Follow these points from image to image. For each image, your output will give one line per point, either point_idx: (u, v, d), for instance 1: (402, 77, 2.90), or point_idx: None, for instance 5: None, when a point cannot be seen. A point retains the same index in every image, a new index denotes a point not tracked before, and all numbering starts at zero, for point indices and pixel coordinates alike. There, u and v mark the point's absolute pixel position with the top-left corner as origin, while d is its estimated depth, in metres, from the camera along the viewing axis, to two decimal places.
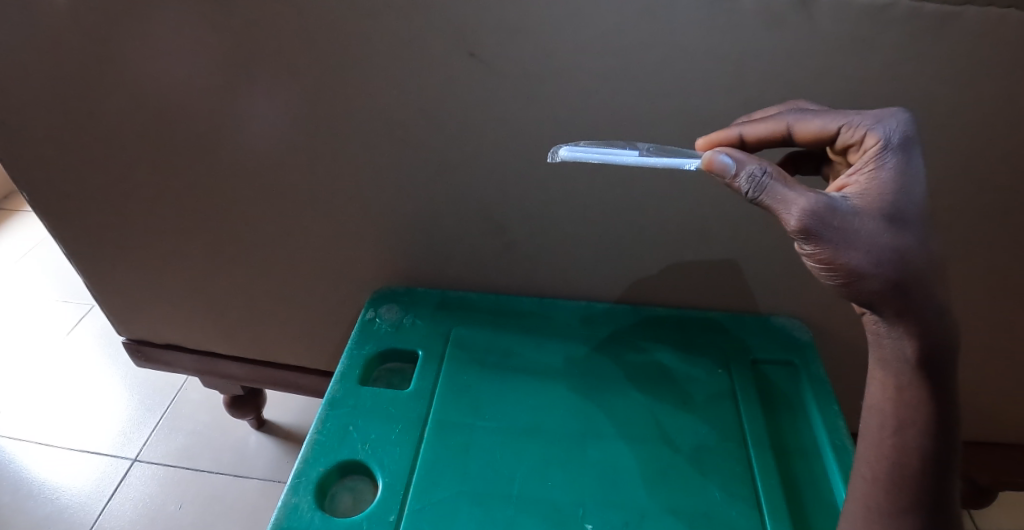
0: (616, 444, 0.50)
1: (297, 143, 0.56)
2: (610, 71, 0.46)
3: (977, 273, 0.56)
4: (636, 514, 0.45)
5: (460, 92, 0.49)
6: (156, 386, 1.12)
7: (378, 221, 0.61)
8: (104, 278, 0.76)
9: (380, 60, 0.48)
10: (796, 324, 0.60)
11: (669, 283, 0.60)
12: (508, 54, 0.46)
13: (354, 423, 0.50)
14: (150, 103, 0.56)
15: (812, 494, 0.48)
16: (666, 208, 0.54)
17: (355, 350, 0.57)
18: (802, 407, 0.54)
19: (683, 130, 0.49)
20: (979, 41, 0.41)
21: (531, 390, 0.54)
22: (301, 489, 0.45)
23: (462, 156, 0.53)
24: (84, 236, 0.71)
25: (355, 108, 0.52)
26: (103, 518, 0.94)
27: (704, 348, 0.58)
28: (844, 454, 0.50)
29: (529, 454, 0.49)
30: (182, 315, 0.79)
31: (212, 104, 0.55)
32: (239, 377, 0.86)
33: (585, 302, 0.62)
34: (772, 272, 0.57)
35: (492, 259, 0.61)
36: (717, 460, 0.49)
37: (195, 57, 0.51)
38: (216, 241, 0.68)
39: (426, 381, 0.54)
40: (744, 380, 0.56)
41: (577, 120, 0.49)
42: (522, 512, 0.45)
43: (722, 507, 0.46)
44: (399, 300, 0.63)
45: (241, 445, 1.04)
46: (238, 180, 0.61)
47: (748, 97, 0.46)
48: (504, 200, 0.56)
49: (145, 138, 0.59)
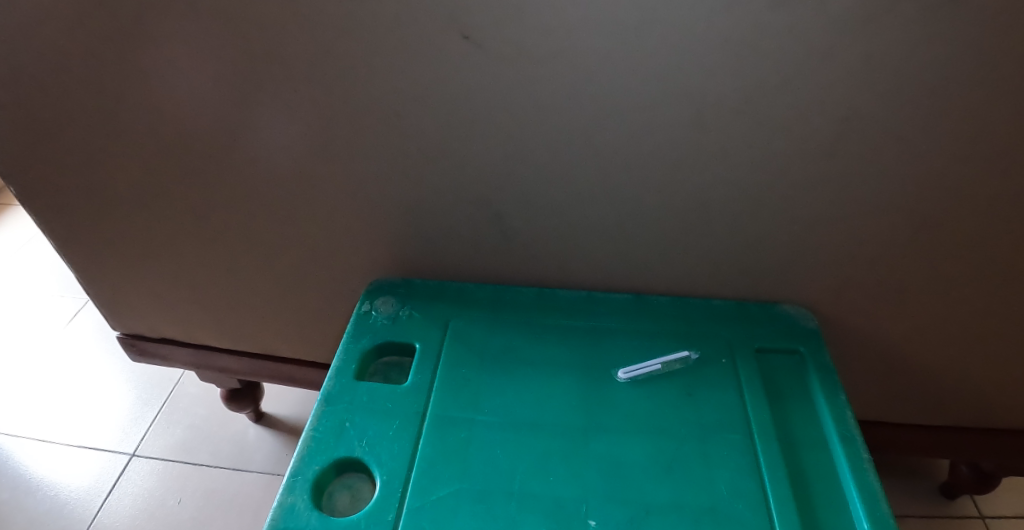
0: (618, 437, 0.48)
1: (288, 133, 0.54)
2: (608, 53, 0.44)
3: (987, 260, 0.54)
4: (641, 510, 0.43)
5: (452, 78, 0.47)
6: (154, 380, 1.12)
7: (371, 211, 0.59)
8: (96, 272, 0.75)
9: (370, 45, 0.47)
10: (801, 312, 0.58)
11: (670, 270, 0.59)
12: (504, 37, 0.44)
13: (351, 419, 0.49)
14: (133, 91, 0.54)
15: (822, 485, 0.46)
16: (665, 195, 0.52)
17: (351, 344, 0.55)
18: (809, 397, 0.52)
19: (683, 115, 0.47)
20: (991, 18, 0.39)
21: (532, 384, 0.52)
22: (297, 488, 0.45)
23: (459, 144, 0.52)
24: (73, 229, 0.69)
25: (344, 96, 0.50)
26: (102, 514, 0.93)
27: (710, 337, 0.56)
28: (852, 446, 0.48)
29: (529, 448, 0.47)
30: (175, 309, 0.77)
31: (197, 93, 0.53)
32: (235, 371, 0.85)
33: (586, 292, 0.60)
34: (774, 258, 0.56)
35: (489, 249, 0.60)
36: (724, 450, 0.47)
37: (180, 47, 0.49)
38: (208, 235, 0.66)
39: (424, 374, 0.52)
40: (748, 368, 0.53)
41: (576, 105, 0.47)
42: (522, 510, 0.43)
43: (729, 499, 0.44)
44: (396, 293, 0.60)
45: (239, 438, 1.03)
46: (226, 170, 0.59)
47: (751, 78, 0.44)
48: (500, 188, 0.54)
49: (131, 129, 0.57)
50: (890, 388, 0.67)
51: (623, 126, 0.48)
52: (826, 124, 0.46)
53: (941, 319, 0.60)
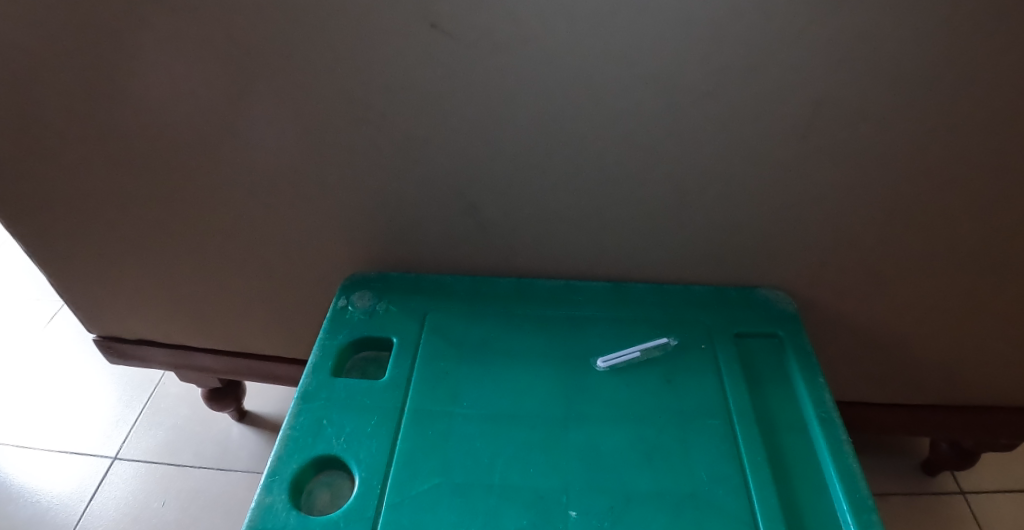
0: (598, 426, 0.48)
1: (256, 128, 0.53)
2: (579, 39, 0.43)
3: (961, 239, 0.54)
4: (622, 498, 0.43)
5: (421, 68, 0.46)
6: (135, 382, 1.10)
7: (345, 205, 0.58)
8: (66, 275, 0.73)
9: (335, 35, 0.45)
10: (779, 296, 0.59)
11: (647, 257, 0.58)
12: (471, 24, 0.43)
13: (328, 416, 0.48)
14: (92, 87, 0.52)
15: (802, 467, 0.47)
16: (641, 181, 0.52)
17: (327, 340, 0.54)
18: (787, 380, 0.53)
19: (657, 101, 0.46)
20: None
21: (511, 376, 0.52)
22: (274, 488, 0.44)
23: (431, 134, 0.51)
24: (40, 231, 0.67)
25: (311, 88, 0.49)
26: (85, 518, 0.91)
27: (689, 323, 0.56)
28: (830, 427, 0.49)
29: (509, 440, 0.47)
30: (150, 310, 0.76)
31: (159, 87, 0.51)
32: (215, 371, 0.84)
33: (565, 281, 0.60)
34: (751, 243, 0.56)
35: (466, 241, 0.59)
36: (704, 435, 0.47)
37: (137, 41, 0.48)
38: (178, 233, 0.65)
39: (401, 369, 0.52)
40: (727, 353, 0.53)
41: (548, 92, 0.47)
42: (503, 502, 0.43)
43: (709, 485, 0.44)
44: (372, 287, 0.60)
45: (223, 438, 1.02)
46: (194, 167, 0.57)
47: (722, 61, 0.44)
48: (475, 179, 0.53)
49: (93, 126, 0.55)
50: (869, 369, 0.68)
51: (596, 113, 0.47)
52: (800, 106, 0.46)
53: (916, 299, 0.60)
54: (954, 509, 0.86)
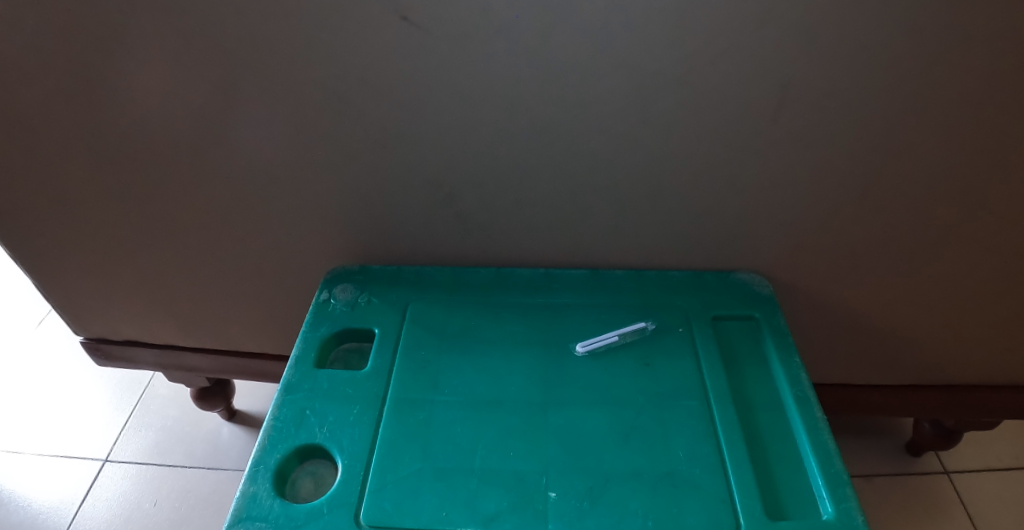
0: (577, 410, 0.49)
1: (233, 124, 0.53)
2: (547, 29, 0.44)
3: (930, 218, 0.55)
4: (600, 479, 0.44)
5: (394, 59, 0.47)
6: (124, 385, 1.10)
7: (323, 198, 0.58)
8: (49, 277, 0.73)
9: (307, 30, 0.46)
10: (755, 279, 0.60)
11: (626, 244, 0.59)
12: (443, 17, 0.44)
13: (312, 406, 0.49)
14: (68, 86, 0.52)
15: (778, 445, 0.47)
16: (615, 168, 0.53)
17: (310, 332, 0.55)
18: (763, 360, 0.53)
19: (628, 88, 0.47)
20: None
21: (492, 363, 0.52)
22: (259, 478, 0.44)
23: (406, 125, 0.51)
24: (21, 233, 0.67)
25: (286, 82, 0.49)
26: (76, 521, 0.91)
27: (667, 308, 0.57)
28: (805, 405, 0.49)
29: (491, 424, 0.48)
30: (134, 311, 0.76)
31: (135, 84, 0.51)
32: (202, 369, 0.84)
33: (544, 269, 0.61)
34: (726, 227, 0.57)
35: (446, 232, 0.60)
36: (682, 415, 0.48)
37: (110, 41, 0.48)
38: (160, 231, 0.65)
39: (383, 358, 0.52)
40: (705, 336, 0.54)
41: (520, 82, 0.47)
42: (484, 485, 0.44)
43: (686, 464, 0.45)
44: (354, 280, 0.60)
45: (214, 437, 1.02)
46: (173, 163, 0.57)
47: (689, 47, 0.44)
48: (452, 170, 0.54)
49: (70, 126, 0.55)
50: (848, 350, 0.69)
51: (569, 101, 0.48)
52: (767, 90, 0.47)
53: (891, 280, 0.61)
54: (938, 489, 0.87)
